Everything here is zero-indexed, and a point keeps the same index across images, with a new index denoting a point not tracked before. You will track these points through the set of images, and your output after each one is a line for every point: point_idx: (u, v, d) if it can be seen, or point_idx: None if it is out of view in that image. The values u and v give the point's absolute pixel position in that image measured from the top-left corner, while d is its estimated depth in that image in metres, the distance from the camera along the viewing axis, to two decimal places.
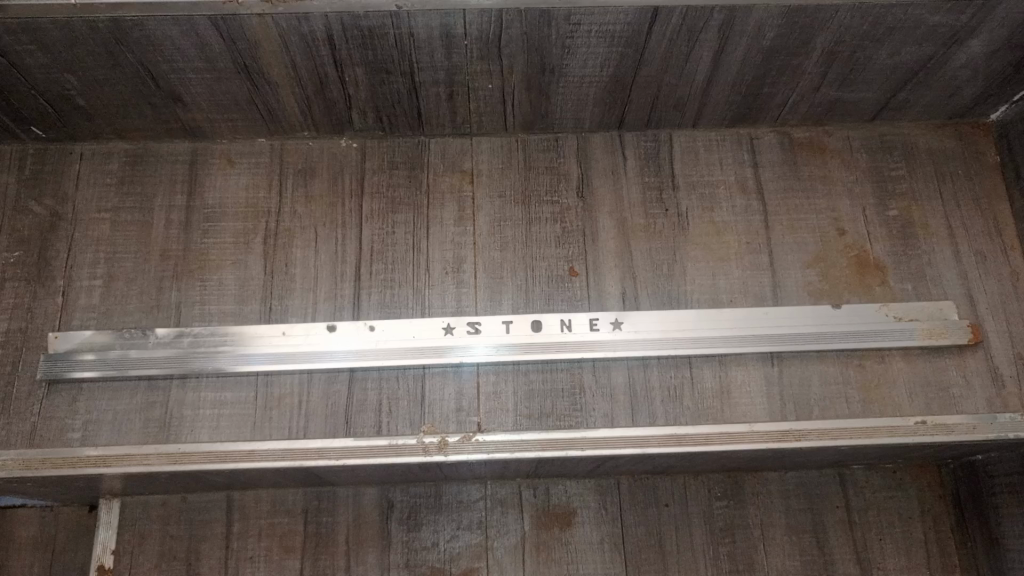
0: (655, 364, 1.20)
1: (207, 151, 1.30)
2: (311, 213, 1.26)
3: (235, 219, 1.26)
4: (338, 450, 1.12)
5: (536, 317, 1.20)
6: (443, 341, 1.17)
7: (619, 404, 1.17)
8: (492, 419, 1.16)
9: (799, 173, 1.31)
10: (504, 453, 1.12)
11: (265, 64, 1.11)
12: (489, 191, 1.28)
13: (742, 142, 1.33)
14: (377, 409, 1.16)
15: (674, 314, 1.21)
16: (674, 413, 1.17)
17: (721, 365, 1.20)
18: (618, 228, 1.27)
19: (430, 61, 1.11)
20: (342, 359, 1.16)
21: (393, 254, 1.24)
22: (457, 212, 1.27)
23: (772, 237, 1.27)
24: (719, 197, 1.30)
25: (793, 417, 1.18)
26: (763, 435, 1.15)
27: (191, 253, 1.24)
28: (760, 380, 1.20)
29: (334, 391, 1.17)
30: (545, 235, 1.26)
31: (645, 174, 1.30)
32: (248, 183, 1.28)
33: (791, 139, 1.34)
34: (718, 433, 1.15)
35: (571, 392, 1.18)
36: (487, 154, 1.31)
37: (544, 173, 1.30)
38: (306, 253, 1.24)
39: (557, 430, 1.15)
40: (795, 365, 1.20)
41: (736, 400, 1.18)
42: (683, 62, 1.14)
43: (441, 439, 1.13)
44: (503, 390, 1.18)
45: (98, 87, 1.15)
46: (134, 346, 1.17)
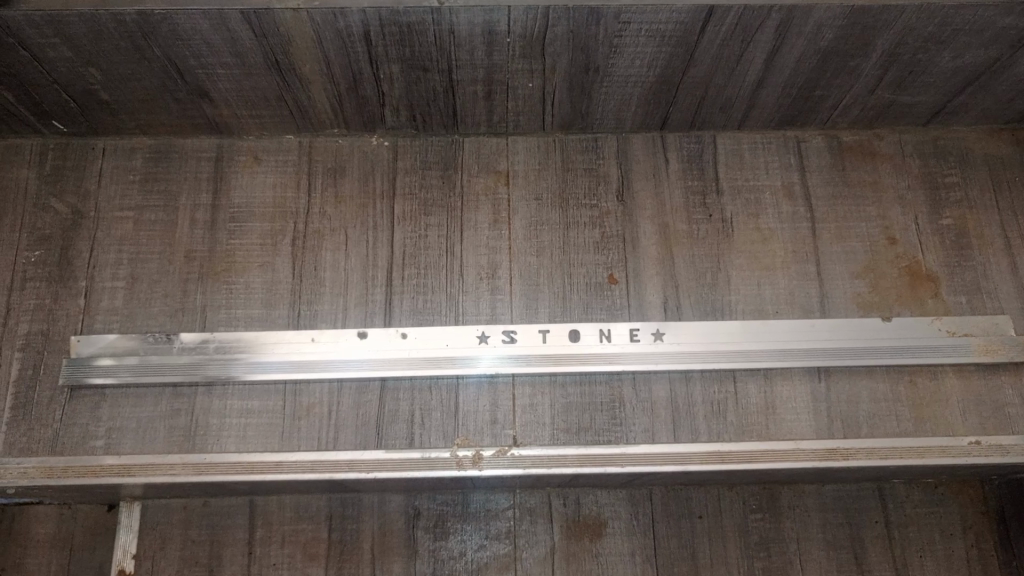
0: (698, 377, 1.15)
1: (233, 148, 1.26)
2: (340, 214, 1.22)
3: (263, 219, 1.22)
4: (368, 463, 1.08)
5: (574, 327, 1.15)
6: (477, 351, 1.13)
7: (660, 418, 1.13)
8: (528, 433, 1.12)
9: (849, 179, 1.26)
10: (540, 468, 1.08)
11: (297, 61, 1.06)
12: (525, 193, 1.23)
13: (789, 145, 1.28)
14: (409, 420, 1.12)
15: (719, 325, 1.16)
16: (718, 429, 1.13)
17: (767, 379, 1.15)
18: (659, 234, 1.22)
19: (469, 59, 1.06)
20: (374, 368, 1.12)
21: (426, 258, 1.20)
22: (492, 215, 1.22)
23: (820, 245, 1.22)
24: (764, 202, 1.24)
25: (841, 435, 1.13)
26: (810, 453, 1.10)
27: (217, 254, 1.20)
28: (807, 395, 1.15)
29: (365, 401, 1.13)
30: (584, 241, 1.21)
31: (688, 177, 1.25)
32: (276, 182, 1.24)
33: (839, 142, 1.28)
34: (763, 451, 1.10)
35: (610, 406, 1.14)
36: (523, 155, 1.26)
37: (582, 175, 1.25)
38: (336, 256, 1.20)
39: (595, 445, 1.11)
40: (843, 381, 1.16)
41: (782, 417, 1.14)
42: (735, 63, 1.09)
43: (475, 453, 1.09)
44: (540, 402, 1.13)
45: (123, 82, 1.10)
46: (158, 352, 1.13)
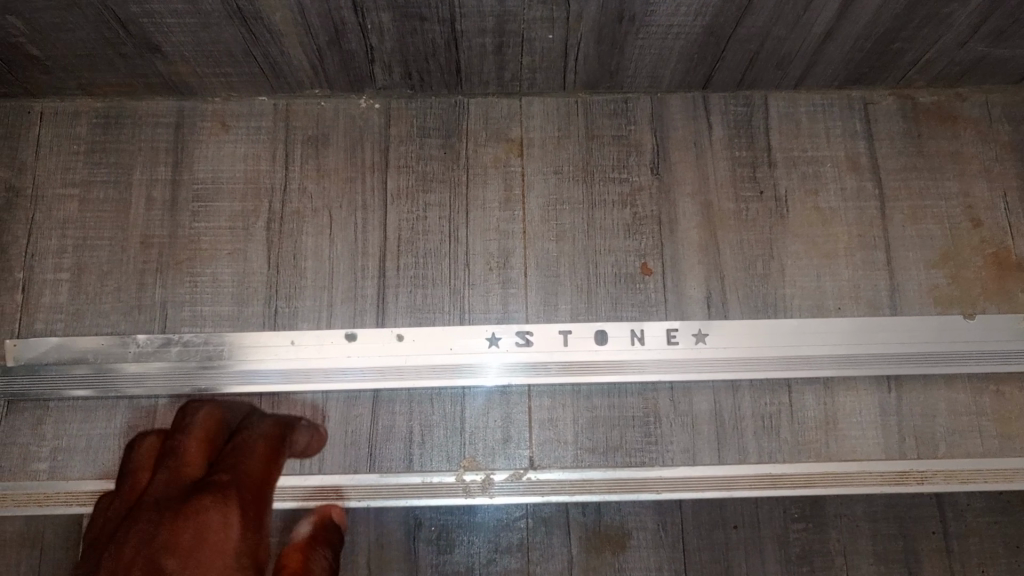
0: (746, 387, 0.98)
1: (196, 111, 1.06)
2: (324, 192, 1.03)
3: (233, 198, 1.03)
4: (361, 491, 0.93)
5: (601, 326, 0.98)
6: (487, 357, 0.96)
7: (703, 437, 0.96)
8: (547, 453, 0.95)
9: (925, 147, 1.06)
10: (562, 496, 0.93)
11: (264, 8, 0.86)
12: (542, 165, 1.04)
13: (854, 108, 1.08)
14: (407, 439, 0.95)
15: (772, 324, 0.98)
16: (769, 449, 0.96)
17: (827, 388, 0.98)
18: (702, 215, 1.03)
19: (476, 4, 0.86)
20: (363, 378, 0.95)
21: (425, 244, 1.01)
22: (503, 191, 1.03)
23: (891, 228, 1.03)
24: (825, 176, 1.05)
25: (914, 456, 0.96)
26: (876, 478, 0.95)
27: (179, 239, 1.01)
28: (874, 408, 0.98)
29: (354, 417, 0.96)
30: (612, 223, 1.02)
31: (735, 147, 1.06)
32: (248, 154, 1.04)
33: (914, 103, 1.08)
34: (822, 474, 0.95)
35: (643, 420, 0.97)
36: (540, 118, 1.06)
37: (610, 144, 1.05)
38: (319, 242, 1.01)
39: (625, 469, 0.94)
40: (916, 391, 0.98)
41: (844, 433, 0.97)
42: (802, 10, 0.88)
43: (485, 478, 0.94)
44: (561, 417, 0.96)
45: (55, 35, 0.91)
46: (111, 359, 0.96)
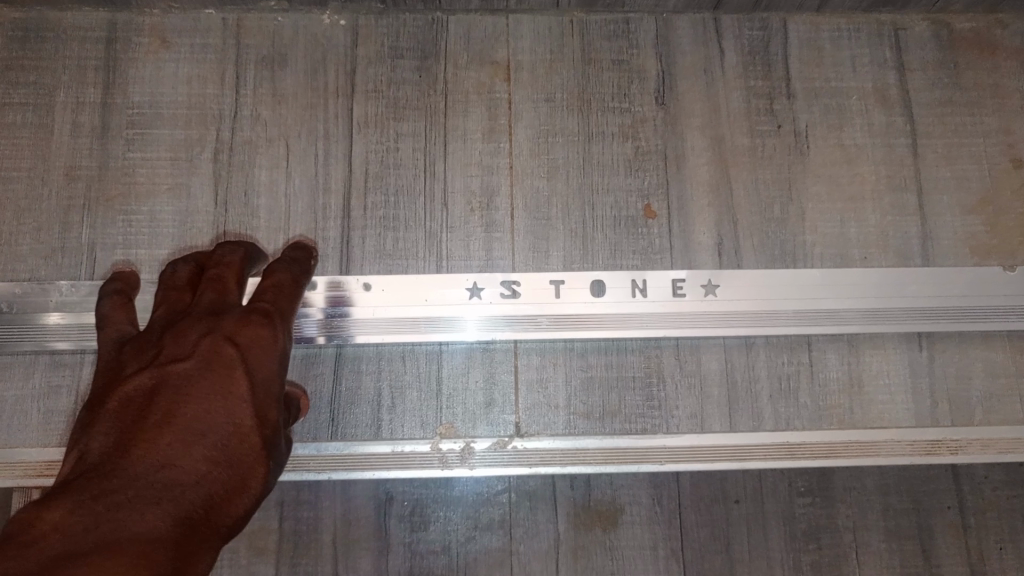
0: (762, 345, 0.86)
1: (131, 25, 0.91)
2: (281, 119, 0.89)
3: (173, 124, 0.89)
4: (322, 461, 0.81)
5: (598, 277, 0.86)
6: (468, 310, 0.84)
7: (712, 400, 0.85)
8: (535, 419, 0.83)
9: (961, 79, 0.95)
10: (552, 467, 0.82)
11: None
12: (532, 92, 0.91)
13: (884, 34, 0.95)
14: (376, 403, 0.83)
15: (791, 275, 0.87)
16: (786, 414, 0.85)
17: (851, 348, 0.87)
18: (713, 151, 0.91)
19: None
20: (326, 333, 0.82)
21: (397, 179, 0.88)
22: (487, 121, 0.90)
23: (923, 169, 0.92)
24: (850, 110, 0.93)
25: (948, 423, 0.86)
26: (907, 447, 0.84)
27: (110, 171, 0.87)
28: (903, 369, 0.87)
29: (314, 378, 0.83)
30: (611, 158, 0.90)
31: (750, 74, 0.93)
32: (192, 74, 0.90)
33: (950, 30, 0.96)
34: (846, 443, 0.84)
35: (645, 382, 0.85)
36: (530, 38, 0.93)
37: (609, 69, 0.92)
38: (274, 176, 0.88)
39: (624, 437, 0.83)
40: (951, 350, 0.87)
41: (871, 397, 0.86)
42: None
43: (464, 446, 0.82)
44: (551, 378, 0.84)
45: None
46: (28, 309, 0.82)
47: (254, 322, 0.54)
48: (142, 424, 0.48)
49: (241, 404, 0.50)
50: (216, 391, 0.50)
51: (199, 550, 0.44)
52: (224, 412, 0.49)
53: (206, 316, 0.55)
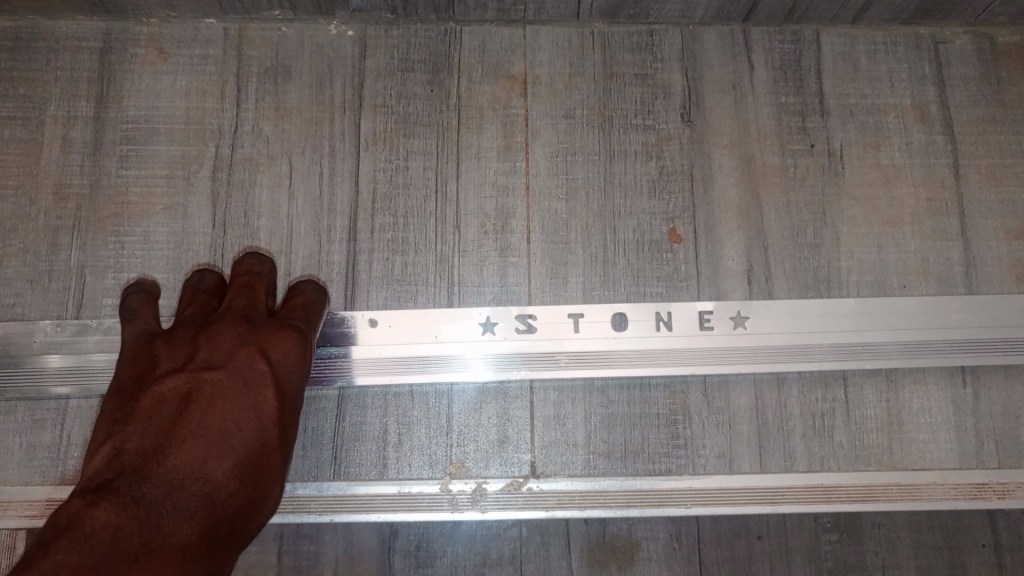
0: (795, 379, 0.81)
1: (127, 35, 0.86)
2: (284, 135, 0.84)
3: (170, 140, 0.84)
4: (324, 503, 0.76)
5: (620, 309, 0.80)
6: (481, 345, 0.78)
7: (742, 438, 0.79)
8: (553, 458, 0.78)
9: (1005, 95, 0.89)
10: (570, 510, 0.76)
11: None
12: (550, 108, 0.86)
13: (922, 48, 0.90)
14: (381, 439, 0.78)
15: (825, 305, 0.81)
16: (822, 454, 0.79)
17: (891, 383, 0.81)
18: (742, 171, 0.85)
19: None
20: (328, 375, 0.77)
21: (406, 200, 0.83)
22: (503, 137, 0.85)
23: (965, 192, 0.86)
24: (888, 128, 0.88)
25: (995, 464, 0.79)
26: (951, 490, 0.78)
27: (102, 189, 0.82)
28: (947, 406, 0.81)
29: (316, 412, 0.78)
30: (634, 179, 0.84)
31: (781, 90, 0.88)
32: (190, 87, 0.85)
33: (993, 43, 0.90)
34: (885, 486, 0.78)
35: (670, 419, 0.79)
36: (549, 51, 0.87)
37: (632, 84, 0.87)
38: (276, 196, 0.83)
39: (647, 477, 0.77)
40: (997, 386, 0.82)
41: (912, 436, 0.80)
42: None
43: (476, 487, 0.76)
44: (570, 414, 0.79)
45: None
46: (15, 344, 0.77)
47: (281, 343, 0.62)
48: (181, 425, 0.55)
49: (269, 414, 0.58)
50: (246, 403, 0.58)
51: (226, 546, 0.51)
52: (252, 422, 0.57)
53: (240, 333, 0.62)
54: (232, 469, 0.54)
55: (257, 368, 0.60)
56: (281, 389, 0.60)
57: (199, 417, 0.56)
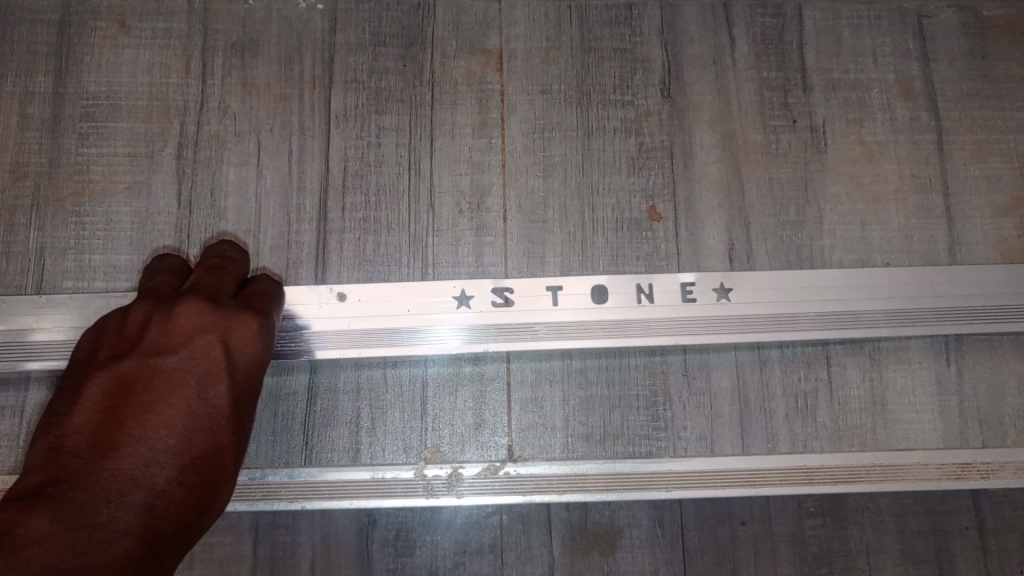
0: (777, 360, 0.79)
1: (87, 8, 0.83)
2: (251, 112, 0.81)
3: (132, 117, 0.81)
4: (295, 490, 0.74)
5: (599, 283, 0.76)
6: (455, 319, 0.75)
7: (723, 420, 0.77)
8: (529, 442, 0.76)
9: (990, 70, 0.87)
10: (548, 495, 0.74)
11: None
12: (527, 83, 0.84)
13: (906, 21, 0.88)
14: (354, 423, 0.76)
15: (811, 275, 0.78)
16: (804, 435, 0.77)
17: (875, 362, 0.80)
18: (723, 148, 0.83)
19: None
20: (292, 347, 0.73)
21: (379, 178, 0.80)
22: (477, 114, 0.83)
23: (949, 169, 0.85)
24: (872, 104, 0.86)
25: (980, 444, 0.78)
26: (935, 471, 0.77)
27: (61, 168, 0.79)
28: (932, 386, 0.80)
29: (287, 395, 0.76)
30: (612, 156, 0.82)
31: (762, 64, 0.86)
32: (153, 62, 0.82)
33: (978, 17, 0.89)
34: (869, 468, 0.76)
35: (650, 401, 0.77)
36: (524, 25, 0.85)
37: (611, 58, 0.85)
38: (243, 174, 0.80)
39: (626, 460, 0.75)
40: (982, 366, 0.80)
41: (896, 417, 0.78)
42: None
43: (451, 473, 0.74)
44: (547, 396, 0.77)
45: None
46: None
47: (244, 329, 0.56)
48: (125, 415, 0.49)
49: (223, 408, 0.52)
50: (199, 396, 0.51)
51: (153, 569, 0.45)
52: (205, 415, 0.51)
53: (204, 310, 0.56)
54: (178, 470, 0.48)
55: (212, 354, 0.53)
56: (238, 380, 0.54)
57: (146, 406, 0.50)
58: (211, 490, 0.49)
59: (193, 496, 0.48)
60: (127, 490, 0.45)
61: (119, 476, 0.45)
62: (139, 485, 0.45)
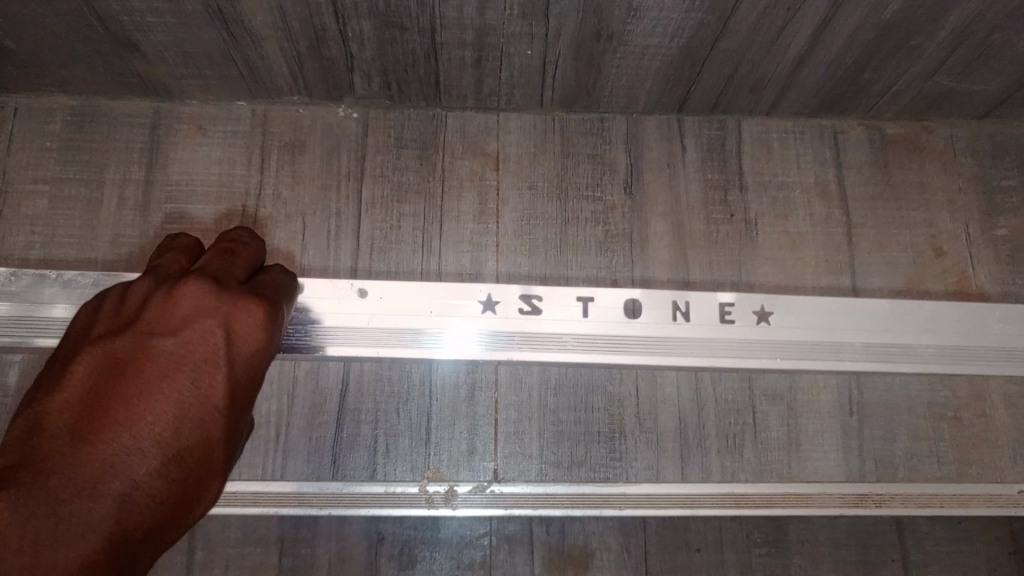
0: (712, 407, 0.99)
1: (173, 114, 1.05)
2: (299, 198, 1.03)
3: (204, 200, 1.02)
4: (324, 498, 0.93)
5: (634, 297, 0.87)
6: (480, 324, 0.84)
7: (667, 453, 0.97)
8: (511, 467, 0.95)
9: (890, 177, 1.09)
10: (525, 509, 0.93)
11: (244, 9, 0.86)
12: (517, 180, 1.05)
13: (824, 136, 1.10)
14: (372, 448, 0.95)
15: (866, 308, 0.89)
16: (731, 468, 0.96)
17: (791, 410, 0.99)
18: (673, 235, 1.04)
19: (456, 16, 0.87)
20: (304, 342, 0.82)
21: (398, 252, 1.01)
22: (478, 204, 1.04)
23: (857, 256, 1.05)
24: (794, 201, 1.07)
25: (874, 479, 0.97)
26: (837, 499, 0.95)
27: (148, 239, 1.00)
28: (836, 430, 0.99)
29: (319, 423, 0.96)
30: (584, 240, 1.03)
31: (707, 168, 1.07)
32: (223, 157, 1.04)
33: (882, 133, 1.10)
34: (785, 494, 0.95)
35: (609, 436, 0.97)
36: (517, 134, 1.07)
37: (585, 161, 1.06)
38: (291, 248, 1.01)
39: (588, 484, 0.95)
40: (878, 416, 1.00)
41: (806, 455, 0.98)
42: (774, 36, 0.91)
43: (448, 489, 0.93)
44: (527, 430, 0.96)
45: (30, 28, 0.89)
46: None
47: (248, 313, 0.54)
48: (107, 401, 0.47)
49: (217, 398, 0.50)
50: (190, 383, 0.50)
51: None
52: (192, 409, 0.49)
53: (204, 298, 0.54)
54: (161, 461, 0.47)
55: (209, 340, 0.52)
56: (234, 371, 0.52)
57: (133, 390, 0.48)
58: (197, 483, 0.48)
59: (172, 491, 0.47)
60: (105, 480, 0.44)
61: (96, 462, 0.44)
62: (117, 474, 0.45)
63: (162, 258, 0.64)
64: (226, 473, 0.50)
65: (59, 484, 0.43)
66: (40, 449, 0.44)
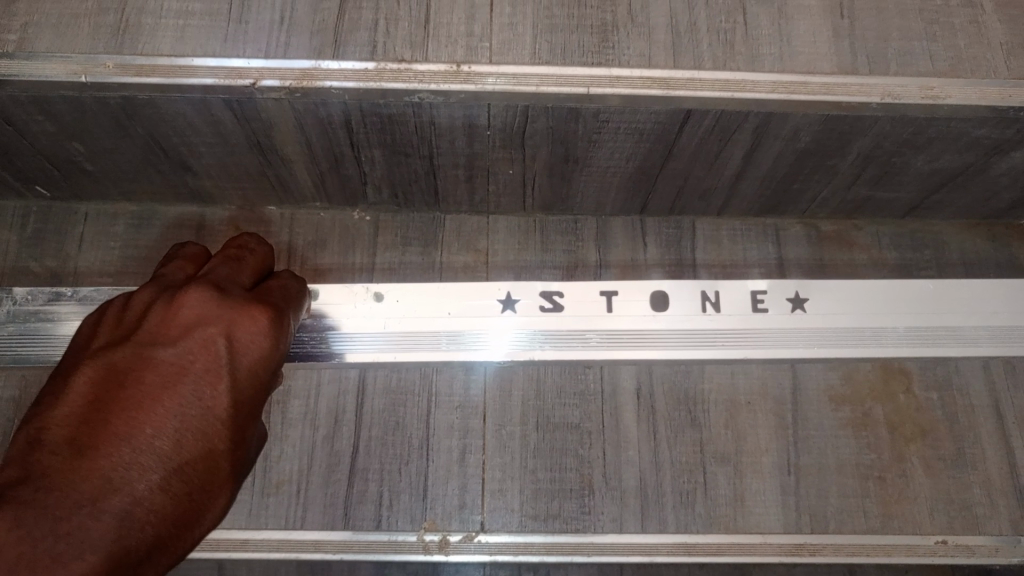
0: (669, 467, 1.15)
1: (215, 217, 1.26)
2: None
3: None
4: (336, 545, 1.10)
5: (658, 290, 1.08)
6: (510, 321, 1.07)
7: (629, 508, 1.13)
8: (495, 518, 1.12)
9: (825, 267, 1.26)
10: (505, 556, 1.10)
11: (278, 141, 1.06)
12: (504, 272, 1.23)
13: (767, 233, 1.28)
14: (378, 502, 1.12)
15: (877, 293, 1.10)
16: (685, 520, 1.13)
17: (736, 470, 1.16)
18: None
19: (450, 147, 1.07)
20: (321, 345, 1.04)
21: None
22: None
23: None
24: None
25: (808, 530, 1.13)
26: (776, 548, 1.11)
27: None
28: (776, 489, 1.15)
29: (334, 480, 1.14)
30: None
31: (666, 262, 1.26)
32: None
33: (817, 231, 1.29)
34: (730, 543, 1.12)
35: (580, 493, 1.13)
36: (504, 234, 1.26)
37: (561, 256, 1.25)
38: None
39: (561, 534, 1.11)
40: (813, 477, 1.16)
41: (750, 510, 1.14)
42: (713, 160, 1.10)
43: (442, 537, 1.10)
44: (509, 487, 1.13)
45: (105, 155, 1.10)
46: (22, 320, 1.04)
47: (242, 331, 0.66)
48: (109, 416, 0.57)
49: (214, 407, 0.62)
50: (194, 390, 0.61)
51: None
52: (188, 425, 0.60)
53: (208, 310, 0.67)
54: (166, 471, 0.57)
55: (213, 349, 0.64)
56: (233, 381, 0.64)
57: (133, 405, 0.58)
58: (199, 490, 0.59)
59: (173, 503, 0.56)
60: (113, 492, 0.53)
61: (101, 474, 0.53)
62: (120, 489, 0.54)
63: (170, 267, 0.78)
64: (230, 480, 0.62)
65: (64, 499, 0.51)
66: (50, 460, 0.53)
